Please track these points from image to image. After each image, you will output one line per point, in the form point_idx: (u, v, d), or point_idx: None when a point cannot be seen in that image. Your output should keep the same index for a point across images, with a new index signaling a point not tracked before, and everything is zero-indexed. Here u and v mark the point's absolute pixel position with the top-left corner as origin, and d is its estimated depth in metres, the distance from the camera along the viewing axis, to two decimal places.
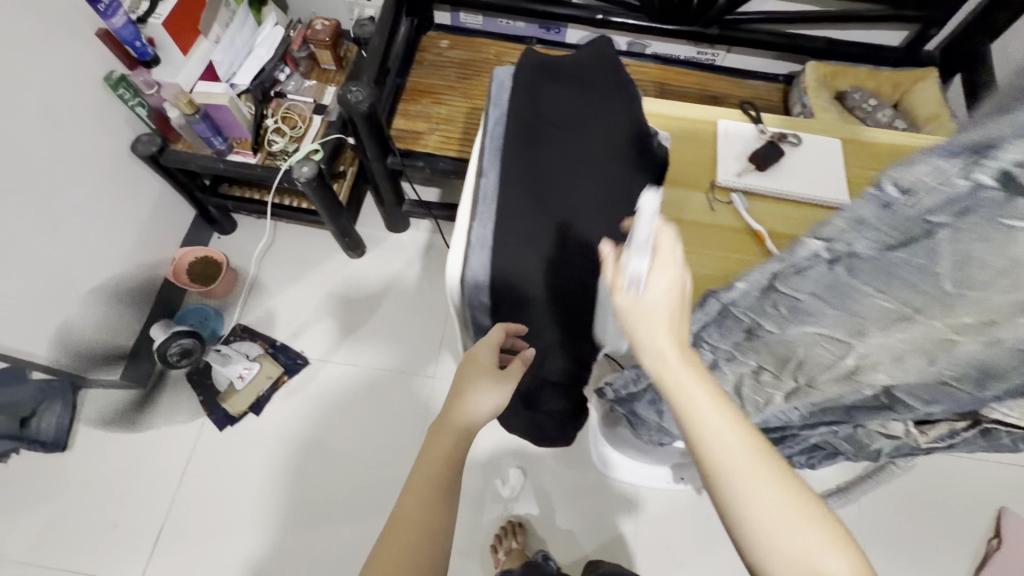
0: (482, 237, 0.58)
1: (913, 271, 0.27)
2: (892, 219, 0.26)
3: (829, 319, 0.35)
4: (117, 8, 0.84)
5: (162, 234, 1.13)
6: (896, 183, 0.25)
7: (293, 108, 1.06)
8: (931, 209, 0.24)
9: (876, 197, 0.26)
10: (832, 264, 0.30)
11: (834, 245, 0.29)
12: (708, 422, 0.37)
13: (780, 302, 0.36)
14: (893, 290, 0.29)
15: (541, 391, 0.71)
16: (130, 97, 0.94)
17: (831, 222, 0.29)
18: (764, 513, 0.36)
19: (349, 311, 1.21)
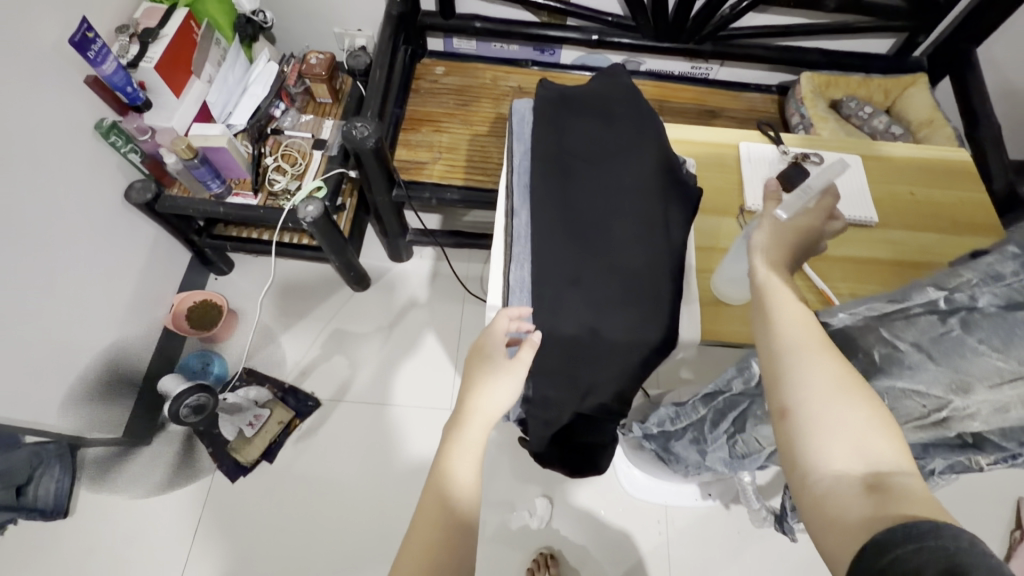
0: (521, 279, 0.57)
1: None
2: None
3: (927, 374, 0.37)
4: (107, 54, 0.81)
5: (160, 281, 1.09)
6: None
7: (293, 145, 1.03)
8: None
9: None
10: (949, 319, 0.35)
11: (956, 299, 0.35)
12: (804, 352, 0.39)
13: (875, 349, 0.40)
14: (1009, 348, 0.32)
15: (581, 426, 0.70)
16: (122, 143, 0.91)
17: (959, 279, 0.35)
18: (813, 384, 0.37)
19: (358, 346, 1.18)
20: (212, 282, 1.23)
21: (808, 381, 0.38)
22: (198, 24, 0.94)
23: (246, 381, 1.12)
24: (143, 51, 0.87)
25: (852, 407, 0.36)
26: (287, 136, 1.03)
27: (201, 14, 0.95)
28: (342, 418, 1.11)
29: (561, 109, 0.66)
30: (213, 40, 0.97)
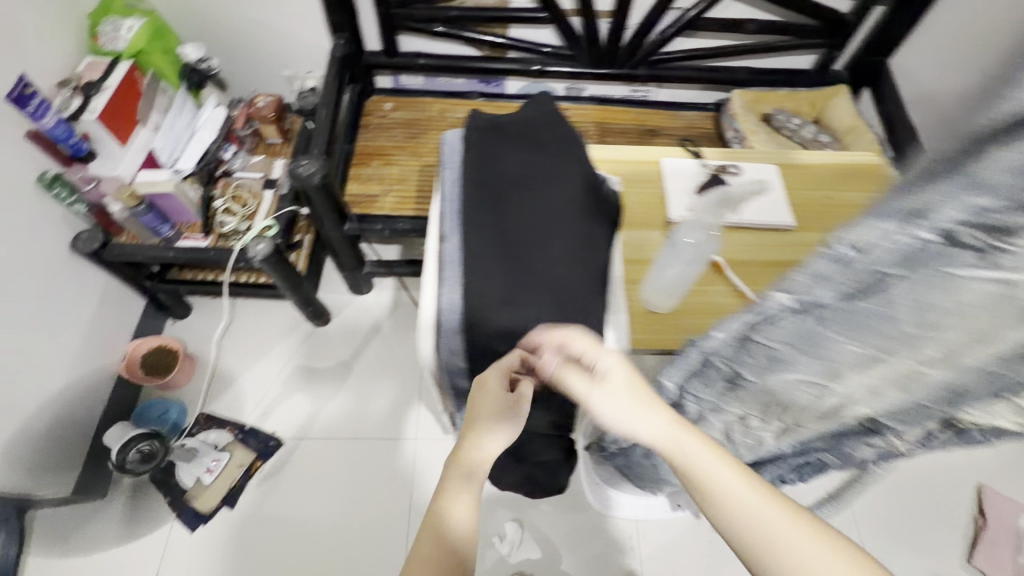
0: (452, 302, 0.58)
1: (877, 319, 0.35)
2: (852, 272, 0.34)
3: (802, 364, 0.43)
4: (47, 108, 0.83)
5: (110, 329, 1.07)
6: (850, 243, 0.33)
7: (243, 186, 1.04)
8: (883, 262, 0.32)
9: (836, 254, 0.34)
10: (803, 314, 0.39)
11: (803, 298, 0.39)
12: (744, 501, 0.43)
13: (760, 353, 0.46)
14: (862, 338, 0.37)
15: (531, 443, 0.70)
16: (67, 195, 0.91)
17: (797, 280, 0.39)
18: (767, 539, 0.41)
19: (320, 382, 1.17)
20: (169, 327, 1.21)
21: (758, 530, 0.42)
22: (144, 73, 0.96)
23: (206, 425, 1.10)
24: (86, 103, 0.88)
25: (802, 542, 0.41)
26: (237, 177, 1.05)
27: (146, 64, 0.98)
28: (306, 454, 1.09)
29: (493, 140, 0.68)
30: (159, 89, 0.98)
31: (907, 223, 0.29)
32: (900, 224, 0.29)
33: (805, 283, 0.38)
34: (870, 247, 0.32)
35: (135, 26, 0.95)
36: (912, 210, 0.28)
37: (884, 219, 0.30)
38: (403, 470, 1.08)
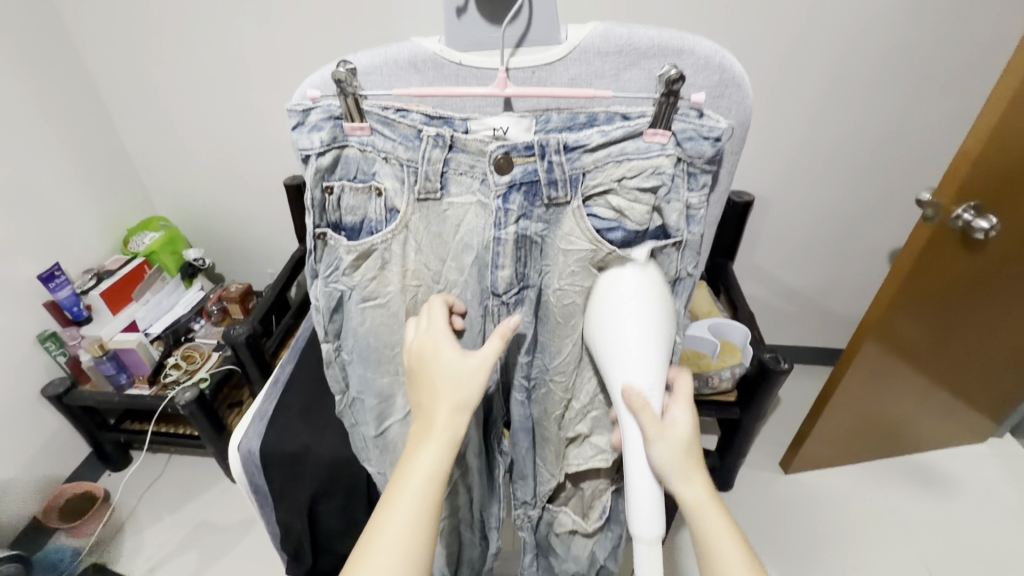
0: (264, 411, 0.72)
1: (380, 363, 0.60)
2: (345, 336, 0.60)
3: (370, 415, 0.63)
4: (65, 284, 1.16)
5: (47, 468, 1.22)
6: (327, 334, 0.60)
7: (196, 348, 1.30)
8: (339, 332, 0.60)
9: (327, 342, 0.60)
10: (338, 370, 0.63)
11: (332, 361, 0.62)
12: None
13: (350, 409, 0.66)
14: (379, 369, 0.60)
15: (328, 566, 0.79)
16: (55, 348, 1.18)
17: (331, 364, 0.62)
18: None
19: (213, 540, 1.23)
20: (105, 477, 1.34)
21: None
22: (151, 266, 1.31)
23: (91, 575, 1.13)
24: (97, 284, 1.21)
25: None
26: (196, 342, 1.32)
27: (156, 260, 1.32)
28: None
29: None
30: (159, 278, 1.32)
31: (329, 311, 0.58)
32: (325, 310, 0.58)
33: (332, 360, 0.62)
34: (330, 327, 0.59)
35: (154, 237, 1.32)
36: (325, 303, 0.57)
37: (319, 310, 0.58)
38: None
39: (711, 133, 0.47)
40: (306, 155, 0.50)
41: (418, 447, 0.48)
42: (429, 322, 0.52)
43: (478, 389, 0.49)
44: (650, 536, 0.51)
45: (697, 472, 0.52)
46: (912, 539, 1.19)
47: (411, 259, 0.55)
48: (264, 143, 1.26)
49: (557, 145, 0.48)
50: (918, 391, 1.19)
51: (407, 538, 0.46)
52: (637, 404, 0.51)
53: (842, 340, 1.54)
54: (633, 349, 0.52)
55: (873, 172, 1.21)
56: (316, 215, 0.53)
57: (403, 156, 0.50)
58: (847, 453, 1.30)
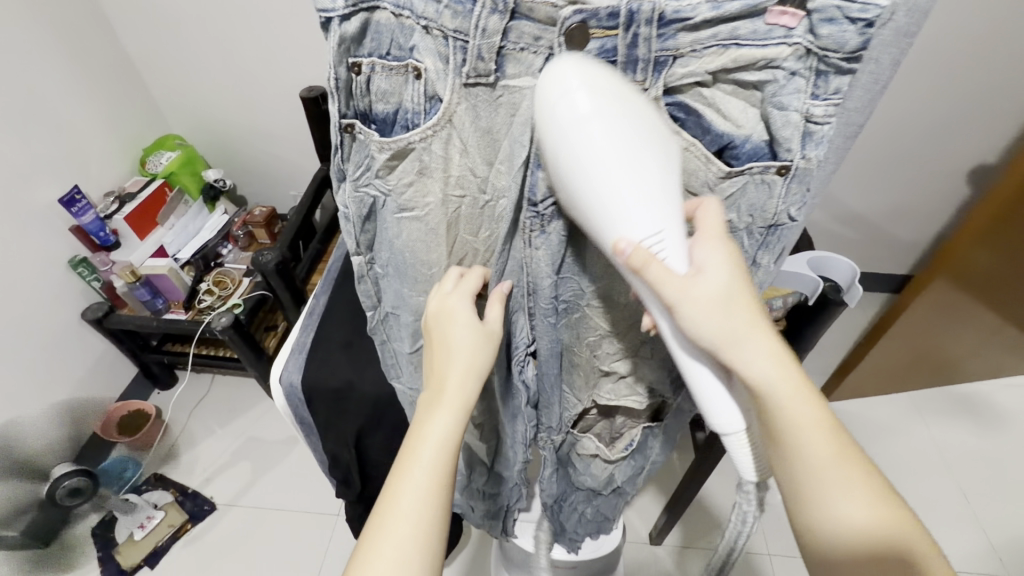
0: (303, 341, 0.69)
1: (413, 278, 0.56)
2: (376, 242, 0.55)
3: (406, 336, 0.62)
4: (87, 209, 1.12)
5: (100, 388, 1.27)
6: (354, 244, 0.54)
7: (227, 274, 1.28)
8: (371, 243, 0.55)
9: (357, 255, 0.55)
10: (368, 280, 0.58)
11: (365, 272, 0.57)
12: (833, 466, 0.44)
13: (381, 329, 0.63)
14: (417, 290, 0.57)
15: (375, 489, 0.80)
16: (88, 274, 1.17)
17: (363, 276, 0.58)
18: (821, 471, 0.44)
19: (261, 455, 1.29)
20: (154, 395, 1.40)
21: (830, 482, 0.43)
22: (172, 188, 1.25)
23: (155, 484, 1.23)
24: (120, 208, 1.17)
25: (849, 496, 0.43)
26: (226, 267, 1.29)
27: (175, 182, 1.26)
28: (231, 521, 1.19)
29: None
30: (181, 201, 1.26)
31: (358, 219, 0.52)
32: (352, 219, 0.52)
33: (366, 272, 0.58)
34: (358, 235, 0.53)
35: (172, 156, 1.26)
36: (355, 209, 0.51)
37: (344, 213, 0.52)
38: (315, 546, 1.15)
39: (860, 15, 0.36)
40: (327, 19, 0.41)
41: (431, 415, 0.47)
42: (455, 288, 0.52)
43: (485, 354, 0.50)
44: (737, 428, 0.45)
45: (752, 334, 0.43)
46: (952, 470, 1.18)
47: (453, 163, 0.47)
48: (275, 51, 1.13)
49: (650, 13, 0.37)
50: (986, 325, 1.11)
51: (422, 500, 0.44)
52: (638, 264, 0.40)
53: (902, 266, 1.44)
54: (629, 178, 0.38)
55: (975, 75, 1.04)
56: (341, 100, 0.45)
57: (449, 26, 0.39)
58: (893, 382, 1.25)
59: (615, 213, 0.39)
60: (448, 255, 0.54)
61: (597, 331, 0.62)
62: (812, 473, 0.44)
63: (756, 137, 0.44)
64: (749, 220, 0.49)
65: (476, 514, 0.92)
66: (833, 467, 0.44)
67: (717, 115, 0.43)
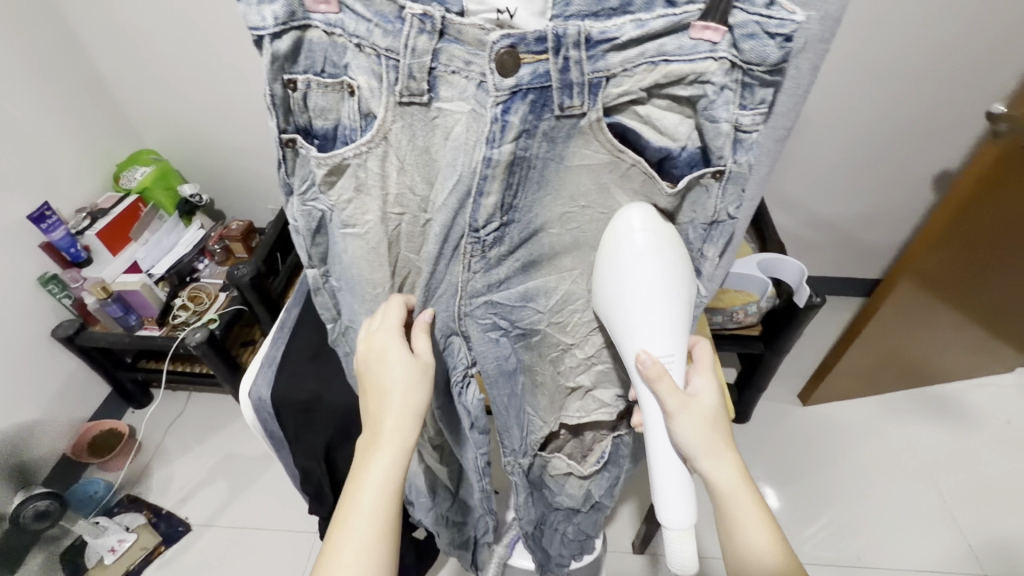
0: (273, 356, 0.68)
1: (366, 297, 0.55)
2: (328, 258, 0.54)
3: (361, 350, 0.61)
4: (58, 226, 1.10)
5: (70, 408, 1.24)
6: (307, 260, 0.55)
7: (202, 289, 1.26)
8: (321, 259, 0.55)
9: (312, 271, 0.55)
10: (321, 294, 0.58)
11: (318, 287, 0.57)
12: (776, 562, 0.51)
13: (339, 344, 0.63)
14: (368, 308, 0.56)
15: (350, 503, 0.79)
16: (58, 291, 1.15)
17: (317, 291, 0.58)
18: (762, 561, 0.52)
19: (239, 472, 1.27)
20: (129, 414, 1.37)
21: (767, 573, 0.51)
22: (145, 203, 1.24)
23: (126, 505, 1.20)
24: (92, 224, 1.15)
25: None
26: (202, 282, 1.28)
27: (150, 197, 1.25)
28: (208, 541, 1.16)
29: None
30: (156, 216, 1.26)
31: (310, 234, 0.52)
32: (303, 231, 0.52)
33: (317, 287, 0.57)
34: (308, 251, 0.53)
35: (147, 172, 1.25)
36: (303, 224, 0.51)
37: (295, 228, 0.52)
38: (295, 564, 1.13)
39: (778, 30, 0.37)
40: (259, 36, 0.40)
41: (371, 457, 0.49)
42: (381, 323, 0.53)
43: (415, 393, 0.51)
44: (682, 525, 0.52)
45: (722, 444, 0.53)
46: (928, 470, 1.19)
47: (391, 180, 0.48)
48: (250, 62, 1.13)
49: (577, 36, 0.38)
50: (953, 323, 1.13)
51: (367, 536, 0.47)
52: (654, 377, 0.50)
53: (873, 270, 1.46)
54: (651, 313, 0.50)
55: (933, 84, 1.07)
56: (280, 116, 0.45)
57: (380, 44, 0.40)
58: (869, 383, 1.27)
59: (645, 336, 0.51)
60: (392, 274, 0.54)
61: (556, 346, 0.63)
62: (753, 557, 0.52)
63: (691, 145, 0.46)
64: (692, 216, 0.50)
65: (445, 544, 0.91)
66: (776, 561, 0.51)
67: (652, 130, 0.46)
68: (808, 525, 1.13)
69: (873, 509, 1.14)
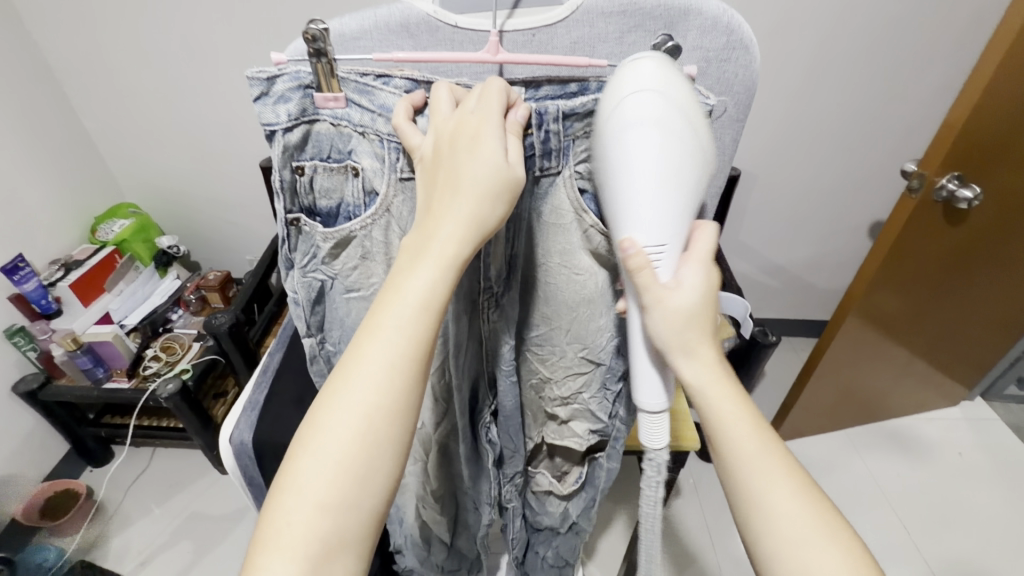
0: (255, 399, 0.68)
1: None
2: (328, 322, 0.56)
3: None
4: (31, 277, 1.09)
5: (25, 467, 1.18)
6: (305, 330, 0.55)
7: (176, 339, 1.26)
8: (321, 327, 0.56)
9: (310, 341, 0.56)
10: (315, 360, 0.58)
11: (316, 355, 0.58)
12: (816, 529, 0.41)
13: None
14: None
15: None
16: (24, 343, 1.12)
17: (315, 365, 0.59)
18: (783, 515, 0.42)
19: (206, 531, 1.21)
20: (86, 474, 1.31)
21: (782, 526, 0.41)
22: (122, 255, 1.25)
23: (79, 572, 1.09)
24: (66, 275, 1.15)
25: (830, 544, 0.40)
26: (175, 332, 1.28)
27: (126, 249, 1.26)
28: None
29: None
30: (131, 267, 1.27)
31: (309, 305, 0.53)
32: (302, 299, 0.53)
33: (315, 357, 0.58)
34: (307, 321, 0.55)
35: (125, 224, 1.26)
36: (303, 296, 0.52)
37: (294, 303, 0.53)
38: None
39: (697, 109, 0.43)
40: (272, 131, 0.44)
41: (410, 274, 0.39)
42: (478, 99, 0.41)
43: (449, 225, 0.39)
44: (653, 407, 0.48)
45: (702, 344, 0.44)
46: (890, 502, 1.24)
47: (394, 247, 0.50)
48: (238, 123, 1.20)
49: (556, 113, 0.43)
50: (897, 360, 1.23)
51: (338, 452, 0.37)
52: (635, 266, 0.41)
53: (822, 312, 1.57)
54: (638, 192, 0.40)
55: (858, 148, 1.22)
56: (287, 199, 0.47)
57: (383, 130, 0.44)
58: (829, 420, 1.34)
59: (626, 212, 0.41)
60: None
61: (540, 378, 0.66)
62: (757, 496, 0.43)
63: None
64: None
65: None
66: (814, 525, 0.41)
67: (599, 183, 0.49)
68: None
69: None
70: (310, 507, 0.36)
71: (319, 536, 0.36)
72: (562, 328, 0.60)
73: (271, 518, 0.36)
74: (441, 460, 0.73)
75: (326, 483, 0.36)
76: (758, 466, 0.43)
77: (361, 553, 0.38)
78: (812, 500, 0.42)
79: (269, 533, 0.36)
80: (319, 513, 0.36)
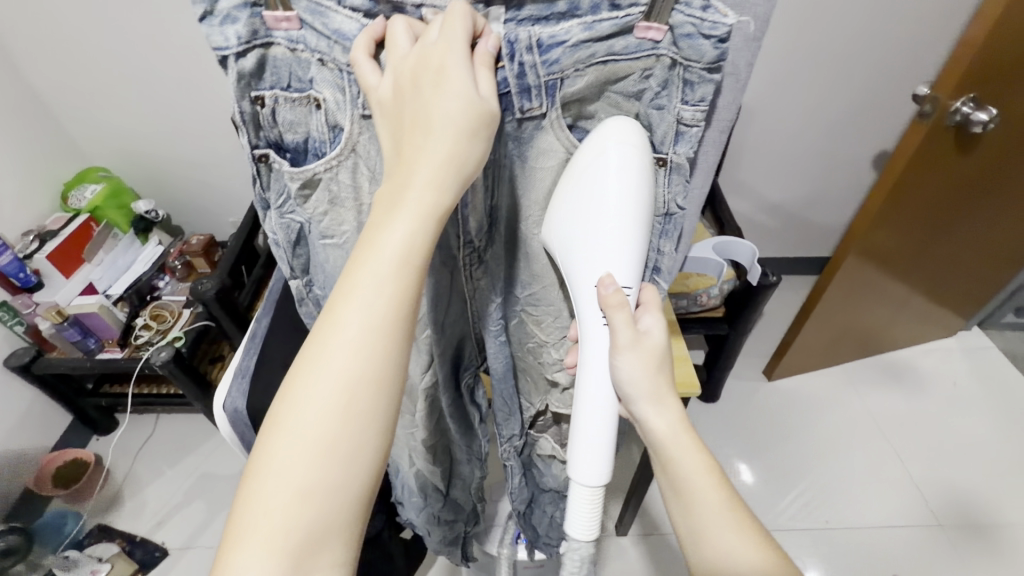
0: (245, 365, 0.66)
1: None
2: (313, 266, 0.53)
3: None
4: (5, 249, 1.04)
5: (29, 439, 1.19)
6: (292, 272, 0.53)
7: (165, 306, 1.23)
8: (305, 270, 0.53)
9: (297, 286, 0.54)
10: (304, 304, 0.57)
11: (303, 299, 0.56)
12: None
13: None
14: None
15: None
16: (9, 318, 1.09)
17: (304, 307, 0.57)
18: (745, 563, 0.45)
19: (217, 491, 1.24)
20: (93, 442, 1.32)
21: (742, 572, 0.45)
22: (98, 222, 1.20)
23: (97, 535, 1.16)
24: (42, 246, 1.11)
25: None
26: (164, 300, 1.25)
27: (102, 216, 1.21)
28: (187, 565, 1.13)
29: None
30: (110, 235, 1.22)
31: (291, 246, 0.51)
32: (283, 240, 0.50)
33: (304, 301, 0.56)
34: (293, 262, 0.52)
35: (96, 189, 1.20)
36: (286, 236, 0.50)
37: (275, 240, 0.50)
38: None
39: (712, 32, 0.38)
40: (223, 56, 0.39)
41: (384, 228, 0.36)
42: (437, 31, 0.37)
43: (418, 171, 0.36)
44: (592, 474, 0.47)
45: (667, 396, 0.49)
46: (885, 433, 1.27)
47: (365, 192, 0.46)
48: (203, 77, 1.12)
49: (528, 42, 0.38)
50: (899, 295, 1.22)
51: (317, 428, 0.35)
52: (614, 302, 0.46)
53: (823, 249, 1.54)
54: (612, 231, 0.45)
55: (866, 74, 1.15)
56: (251, 132, 0.43)
57: (342, 60, 0.40)
58: (826, 358, 1.34)
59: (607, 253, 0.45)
60: None
61: (536, 341, 0.64)
62: (717, 545, 0.46)
63: None
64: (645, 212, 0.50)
65: (434, 539, 0.91)
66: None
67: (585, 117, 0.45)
68: (784, 496, 1.17)
69: (840, 475, 1.20)
70: (291, 492, 0.34)
71: (293, 519, 0.34)
72: (558, 283, 0.57)
73: (245, 504, 0.35)
74: (435, 416, 0.72)
75: (305, 470, 0.35)
76: (718, 521, 0.47)
77: (347, 543, 0.37)
78: (773, 554, 0.45)
79: (243, 521, 0.34)
80: (301, 500, 0.34)
